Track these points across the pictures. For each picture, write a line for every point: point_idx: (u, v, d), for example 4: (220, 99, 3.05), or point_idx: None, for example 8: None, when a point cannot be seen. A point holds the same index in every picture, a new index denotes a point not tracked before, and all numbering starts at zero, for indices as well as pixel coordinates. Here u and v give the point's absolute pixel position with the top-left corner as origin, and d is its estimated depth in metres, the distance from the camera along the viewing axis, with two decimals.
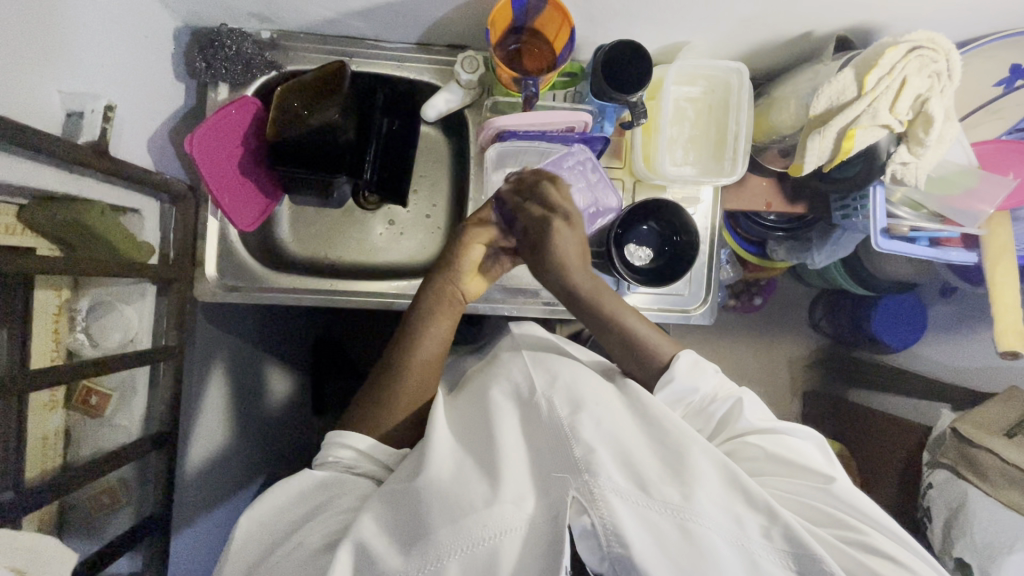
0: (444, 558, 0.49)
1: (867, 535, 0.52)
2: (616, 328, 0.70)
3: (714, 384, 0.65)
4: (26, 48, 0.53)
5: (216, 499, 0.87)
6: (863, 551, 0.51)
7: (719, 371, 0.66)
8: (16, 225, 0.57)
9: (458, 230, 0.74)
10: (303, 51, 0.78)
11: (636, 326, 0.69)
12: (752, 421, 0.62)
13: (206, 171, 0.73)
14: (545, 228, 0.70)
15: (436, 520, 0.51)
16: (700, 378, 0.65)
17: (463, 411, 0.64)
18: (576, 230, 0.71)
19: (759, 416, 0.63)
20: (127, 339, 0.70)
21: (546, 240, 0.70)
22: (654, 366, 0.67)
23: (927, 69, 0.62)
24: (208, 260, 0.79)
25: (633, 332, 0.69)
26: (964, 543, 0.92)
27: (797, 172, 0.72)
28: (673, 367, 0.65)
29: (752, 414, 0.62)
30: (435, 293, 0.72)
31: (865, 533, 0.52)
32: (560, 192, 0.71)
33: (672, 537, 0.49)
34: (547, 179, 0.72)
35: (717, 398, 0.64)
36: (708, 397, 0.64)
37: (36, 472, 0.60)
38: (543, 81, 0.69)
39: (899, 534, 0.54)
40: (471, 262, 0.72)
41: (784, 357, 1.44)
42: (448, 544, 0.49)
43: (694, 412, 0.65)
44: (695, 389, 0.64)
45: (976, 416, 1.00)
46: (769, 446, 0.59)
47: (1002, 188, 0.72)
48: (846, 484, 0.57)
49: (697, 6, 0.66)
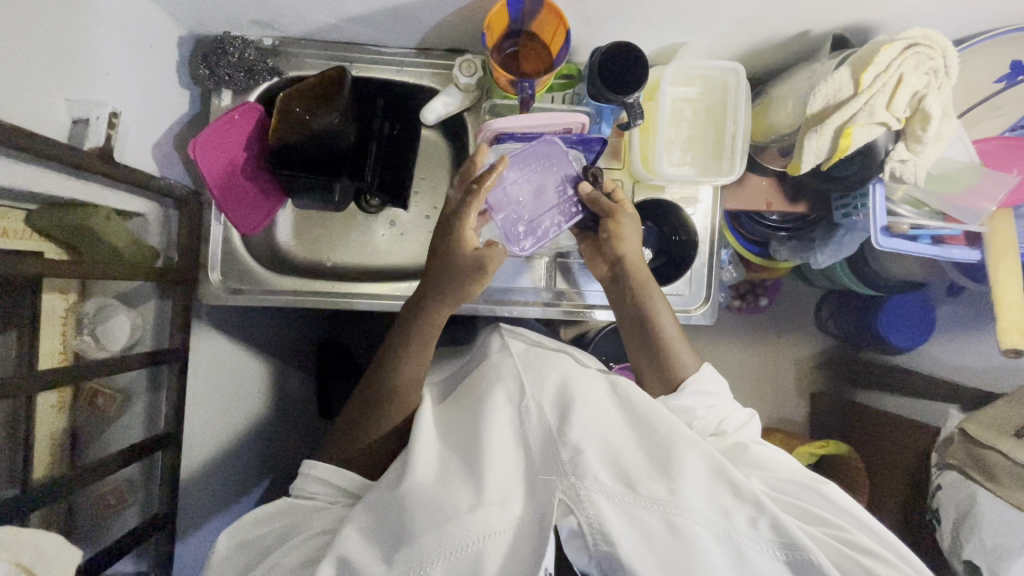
0: (428, 564, 0.49)
1: (844, 529, 0.53)
2: (647, 320, 0.72)
3: (731, 400, 0.69)
4: (35, 58, 0.55)
5: (222, 503, 0.88)
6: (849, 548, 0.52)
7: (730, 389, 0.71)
8: (24, 230, 0.58)
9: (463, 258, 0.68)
10: (304, 57, 0.80)
11: (666, 329, 0.72)
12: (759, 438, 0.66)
13: (211, 176, 0.75)
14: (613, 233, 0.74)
15: (420, 526, 0.51)
16: (723, 390, 0.69)
17: (451, 416, 0.65)
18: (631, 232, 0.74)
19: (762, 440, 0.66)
20: (132, 342, 0.71)
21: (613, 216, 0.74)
22: (667, 370, 0.70)
23: (923, 67, 0.62)
24: (213, 264, 0.80)
25: (661, 334, 0.71)
26: (973, 545, 0.91)
27: (796, 170, 0.72)
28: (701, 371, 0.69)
29: None
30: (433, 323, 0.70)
31: (849, 531, 0.53)
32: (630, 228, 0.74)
33: (659, 534, 0.49)
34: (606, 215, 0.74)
35: (732, 413, 0.67)
36: (722, 408, 0.67)
37: (43, 472, 0.62)
38: (539, 83, 0.70)
39: (889, 540, 0.54)
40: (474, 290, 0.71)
41: (790, 358, 1.43)
42: (432, 549, 0.50)
43: (710, 421, 0.66)
44: (716, 394, 0.67)
45: (985, 416, 0.99)
46: (771, 453, 0.61)
47: (1002, 185, 0.72)
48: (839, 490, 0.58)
49: (691, 7, 0.66)
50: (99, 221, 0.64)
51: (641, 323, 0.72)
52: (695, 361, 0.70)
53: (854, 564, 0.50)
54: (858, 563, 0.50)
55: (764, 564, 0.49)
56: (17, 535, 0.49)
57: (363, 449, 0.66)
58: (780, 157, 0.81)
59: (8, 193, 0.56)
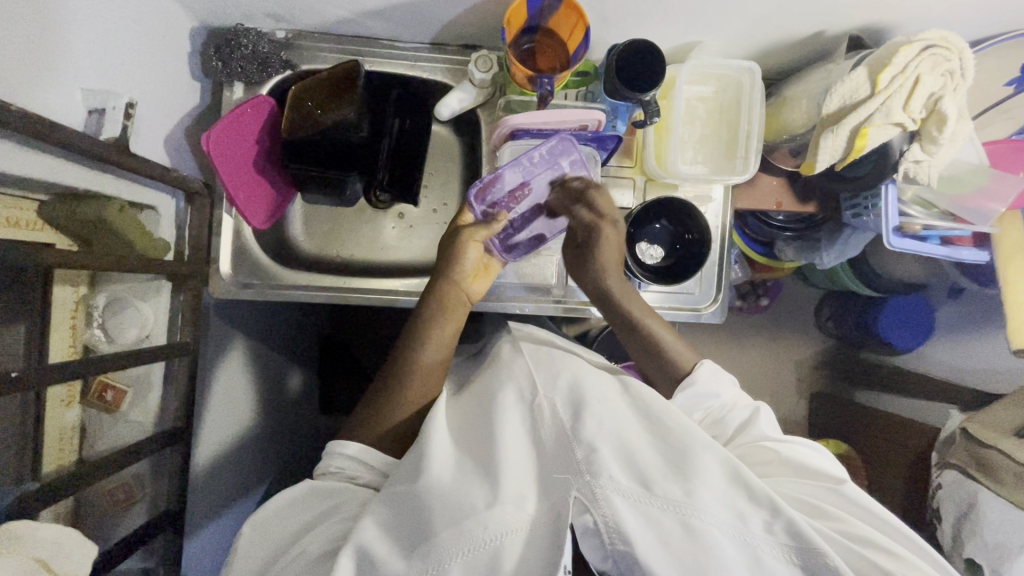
0: (446, 561, 0.49)
1: (856, 525, 0.53)
2: (634, 328, 0.74)
3: (731, 393, 0.68)
4: (48, 46, 0.54)
5: (227, 499, 0.86)
6: (868, 547, 0.51)
7: (736, 385, 0.70)
8: (36, 220, 0.58)
9: (451, 236, 0.74)
10: (316, 50, 0.79)
11: (659, 330, 0.73)
12: (766, 430, 0.64)
13: (222, 168, 0.74)
14: (595, 230, 0.75)
15: (438, 523, 0.51)
16: (721, 386, 0.68)
17: (466, 411, 0.65)
18: (618, 231, 0.75)
19: (772, 428, 0.65)
20: (143, 335, 0.70)
21: (596, 228, 0.75)
22: (672, 372, 0.71)
23: (940, 68, 0.62)
24: (223, 258, 0.79)
25: (657, 339, 0.73)
26: (975, 543, 0.92)
27: (810, 170, 0.72)
28: (695, 372, 0.69)
29: (766, 424, 0.64)
30: (437, 296, 0.72)
31: (860, 527, 0.53)
32: (606, 199, 0.75)
33: (675, 534, 0.49)
34: (592, 185, 0.75)
35: (735, 407, 0.67)
36: (727, 405, 0.67)
37: (53, 466, 0.62)
38: (557, 80, 0.70)
39: (910, 539, 0.53)
40: (467, 264, 0.73)
41: (790, 358, 1.44)
42: (451, 547, 0.49)
43: (712, 418, 0.66)
44: (715, 395, 0.67)
45: (986, 416, 1.00)
46: (784, 451, 0.60)
47: (1012, 187, 0.74)
48: (855, 487, 0.58)
49: (710, 6, 0.67)
50: (113, 212, 0.63)
51: (629, 329, 0.74)
52: (694, 358, 0.72)
53: (865, 562, 0.50)
54: (873, 563, 0.50)
55: (780, 569, 0.49)
56: (35, 530, 0.48)
57: (383, 434, 0.65)
58: (791, 157, 0.82)
59: (22, 182, 0.55)
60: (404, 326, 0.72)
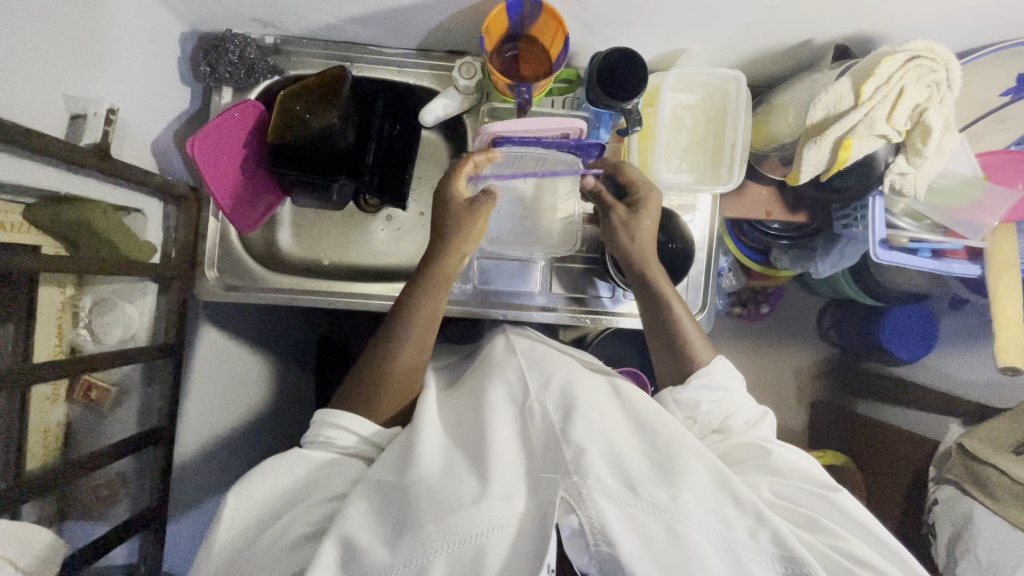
0: (430, 554, 0.48)
1: (845, 539, 0.53)
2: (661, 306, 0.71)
3: (739, 396, 0.67)
4: (32, 55, 0.55)
5: (204, 491, 0.85)
6: (852, 561, 0.51)
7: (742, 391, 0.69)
8: (20, 222, 0.59)
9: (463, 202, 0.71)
10: (305, 56, 0.80)
11: (687, 326, 0.70)
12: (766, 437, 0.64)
13: (206, 174, 0.73)
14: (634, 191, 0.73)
15: (426, 515, 0.50)
16: (732, 388, 0.67)
17: (457, 409, 0.64)
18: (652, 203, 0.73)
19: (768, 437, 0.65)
20: (128, 336, 0.72)
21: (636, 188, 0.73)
22: (686, 359, 0.69)
23: (925, 79, 0.61)
24: (209, 260, 0.80)
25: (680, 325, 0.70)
26: (968, 562, 0.90)
27: (793, 181, 0.71)
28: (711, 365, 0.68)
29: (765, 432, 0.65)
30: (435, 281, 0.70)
31: (845, 539, 0.53)
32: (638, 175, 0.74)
33: (659, 539, 0.49)
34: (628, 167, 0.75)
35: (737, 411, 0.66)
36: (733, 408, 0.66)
37: (37, 463, 0.63)
38: (536, 88, 0.70)
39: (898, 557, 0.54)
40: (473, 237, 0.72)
41: (791, 366, 1.40)
42: (436, 539, 0.49)
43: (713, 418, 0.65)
44: (727, 390, 0.66)
45: (982, 432, 0.98)
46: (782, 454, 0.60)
47: (1005, 202, 0.71)
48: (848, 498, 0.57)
49: (692, 14, 0.66)
50: (96, 214, 0.64)
51: (652, 303, 0.71)
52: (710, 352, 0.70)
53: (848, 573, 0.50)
54: (854, 571, 0.50)
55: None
56: (7, 527, 0.50)
57: None
58: (782, 166, 0.79)
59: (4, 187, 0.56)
60: (381, 326, 0.70)
